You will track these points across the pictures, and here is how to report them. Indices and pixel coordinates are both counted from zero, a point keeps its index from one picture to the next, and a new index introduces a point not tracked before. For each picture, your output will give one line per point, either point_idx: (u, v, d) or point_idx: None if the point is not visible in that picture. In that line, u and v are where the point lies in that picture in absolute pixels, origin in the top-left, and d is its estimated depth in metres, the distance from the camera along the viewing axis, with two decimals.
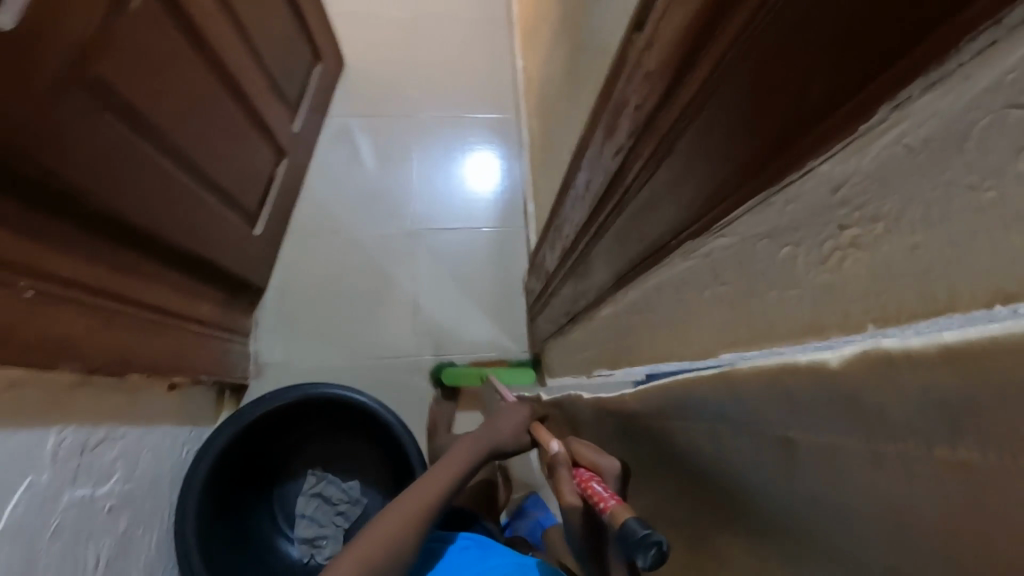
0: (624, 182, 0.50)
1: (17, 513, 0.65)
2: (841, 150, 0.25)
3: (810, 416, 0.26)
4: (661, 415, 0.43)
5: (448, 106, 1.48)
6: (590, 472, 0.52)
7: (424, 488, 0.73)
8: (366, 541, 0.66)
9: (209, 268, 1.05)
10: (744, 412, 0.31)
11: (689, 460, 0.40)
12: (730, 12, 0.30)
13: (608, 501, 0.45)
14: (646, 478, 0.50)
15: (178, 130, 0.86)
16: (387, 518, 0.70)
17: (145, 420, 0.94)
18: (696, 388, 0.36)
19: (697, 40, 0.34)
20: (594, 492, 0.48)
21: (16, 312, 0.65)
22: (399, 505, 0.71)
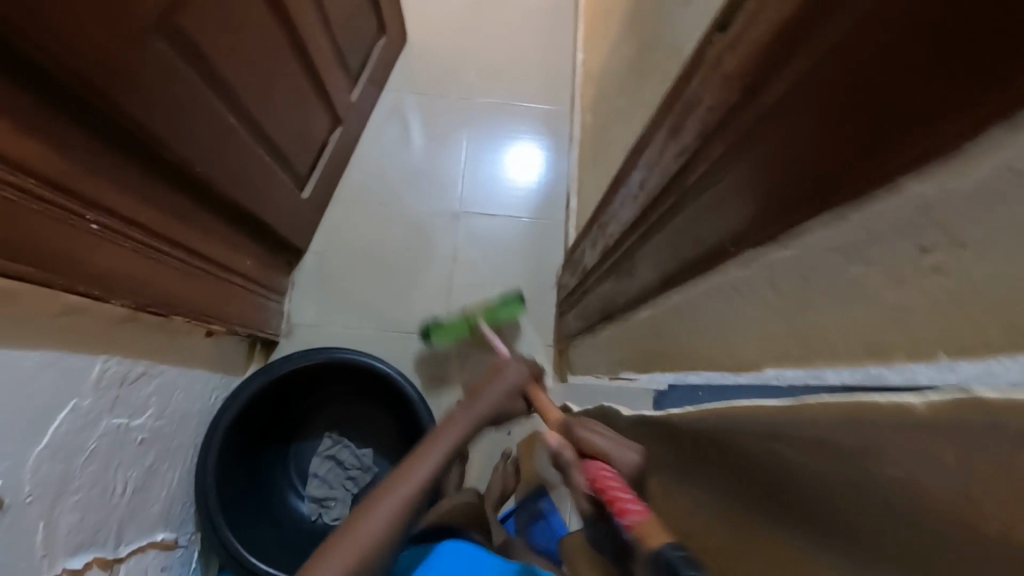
0: (685, 184, 0.49)
1: (58, 433, 0.69)
2: (932, 171, 0.24)
3: (886, 440, 0.25)
4: (717, 428, 0.43)
5: (503, 93, 1.49)
6: (601, 465, 0.56)
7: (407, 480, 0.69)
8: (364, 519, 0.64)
9: (256, 224, 1.08)
10: (806, 424, 0.31)
11: (743, 468, 0.40)
12: (831, 19, 0.29)
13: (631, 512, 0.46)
14: (686, 477, 0.50)
15: (246, 88, 0.89)
16: (371, 513, 0.65)
17: (182, 362, 0.98)
18: (764, 409, 0.36)
19: (789, 46, 0.33)
20: (615, 497, 0.50)
21: (81, 243, 0.68)
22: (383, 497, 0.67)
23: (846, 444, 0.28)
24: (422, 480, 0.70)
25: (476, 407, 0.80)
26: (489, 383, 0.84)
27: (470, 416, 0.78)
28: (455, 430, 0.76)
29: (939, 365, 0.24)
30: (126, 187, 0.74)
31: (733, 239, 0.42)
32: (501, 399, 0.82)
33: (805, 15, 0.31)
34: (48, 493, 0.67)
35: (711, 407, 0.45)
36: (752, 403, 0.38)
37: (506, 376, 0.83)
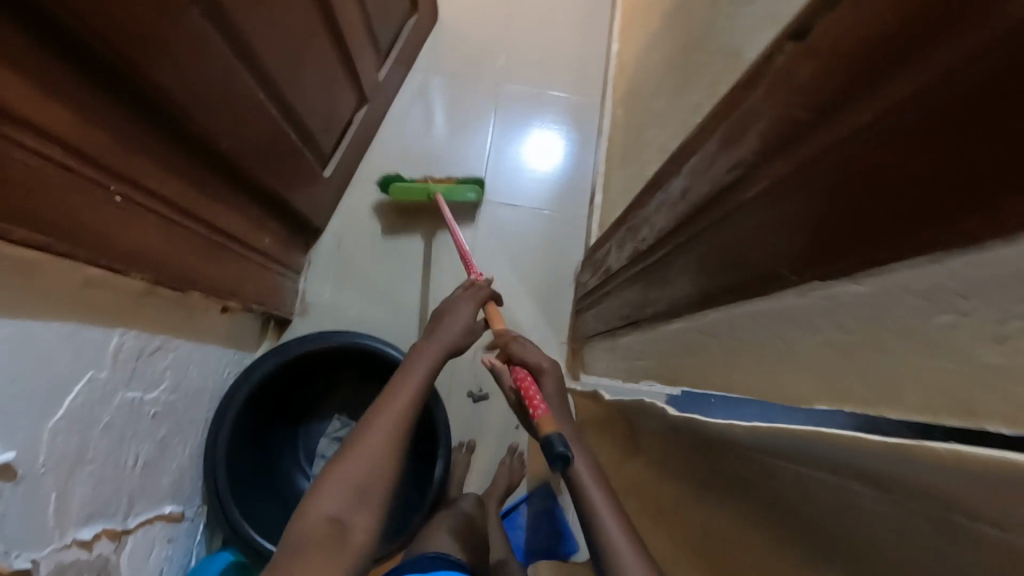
0: (736, 201, 0.47)
1: (75, 406, 0.69)
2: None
3: (1001, 506, 0.24)
4: (765, 452, 0.41)
5: (532, 81, 1.45)
6: (524, 373, 0.73)
7: (392, 405, 0.71)
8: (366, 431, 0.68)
9: (278, 201, 1.06)
10: (891, 470, 0.29)
11: (806, 501, 0.38)
12: (933, 48, 0.26)
13: (538, 407, 0.66)
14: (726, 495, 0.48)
15: (276, 63, 0.86)
16: (364, 440, 0.67)
17: (196, 337, 0.97)
18: (829, 440, 0.33)
19: (874, 70, 0.30)
20: (528, 396, 0.68)
21: (105, 216, 0.66)
22: (372, 425, 0.69)
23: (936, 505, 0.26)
24: (409, 403, 0.71)
25: (445, 327, 0.82)
26: (454, 306, 0.86)
27: (439, 339, 0.80)
28: (431, 353, 0.78)
29: None
30: (152, 160, 0.72)
31: (794, 267, 0.39)
32: (468, 315, 0.85)
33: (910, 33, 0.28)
34: (62, 464, 0.67)
35: (750, 424, 0.43)
36: (812, 428, 0.35)
37: (466, 299, 0.87)
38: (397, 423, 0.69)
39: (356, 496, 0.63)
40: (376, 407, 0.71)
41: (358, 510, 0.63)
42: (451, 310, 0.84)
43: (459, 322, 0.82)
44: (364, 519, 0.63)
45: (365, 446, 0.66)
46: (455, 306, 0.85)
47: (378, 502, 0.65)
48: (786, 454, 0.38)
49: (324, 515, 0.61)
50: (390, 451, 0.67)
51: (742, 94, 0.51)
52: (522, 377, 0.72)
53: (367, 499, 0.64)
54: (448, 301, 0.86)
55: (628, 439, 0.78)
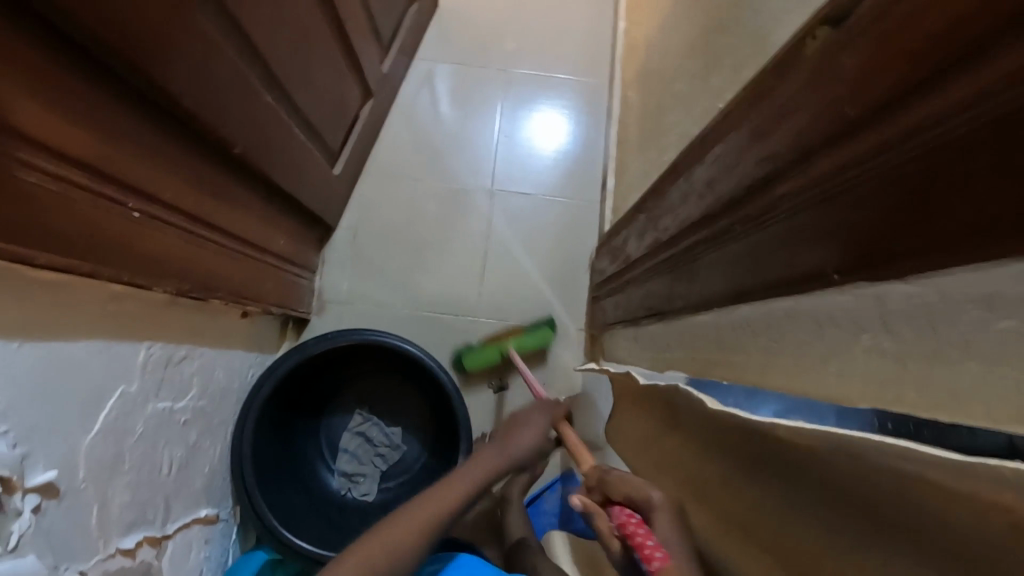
0: (772, 195, 0.46)
1: (109, 418, 0.70)
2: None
3: None
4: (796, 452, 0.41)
5: (539, 65, 1.42)
6: (627, 511, 0.58)
7: (427, 504, 0.74)
8: (372, 544, 0.70)
9: (291, 201, 1.06)
10: (936, 475, 0.29)
11: (840, 496, 0.37)
12: (1004, 45, 0.25)
13: (655, 559, 0.52)
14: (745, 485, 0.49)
15: (282, 62, 0.85)
16: (398, 525, 0.72)
17: (220, 342, 0.97)
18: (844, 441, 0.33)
19: (937, 67, 0.29)
20: (639, 543, 0.54)
21: (126, 231, 0.66)
22: (401, 519, 0.73)
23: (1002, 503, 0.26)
24: (448, 506, 0.74)
25: (510, 446, 0.80)
26: (528, 414, 0.84)
27: (506, 450, 0.80)
28: (481, 462, 0.79)
29: None
30: (166, 170, 0.72)
31: (838, 266, 0.37)
32: (537, 434, 0.82)
33: (991, 21, 0.26)
34: (101, 475, 0.68)
35: (761, 421, 0.43)
36: (822, 432, 0.35)
37: (541, 416, 0.83)
38: (423, 525, 0.72)
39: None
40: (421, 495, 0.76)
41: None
42: (520, 425, 0.83)
43: (529, 433, 0.81)
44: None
45: (387, 537, 0.70)
46: (528, 420, 0.83)
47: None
48: (811, 447, 0.38)
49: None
50: (418, 544, 0.71)
51: (774, 81, 0.49)
52: (627, 518, 0.57)
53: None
54: (521, 411, 0.85)
55: (638, 428, 0.77)
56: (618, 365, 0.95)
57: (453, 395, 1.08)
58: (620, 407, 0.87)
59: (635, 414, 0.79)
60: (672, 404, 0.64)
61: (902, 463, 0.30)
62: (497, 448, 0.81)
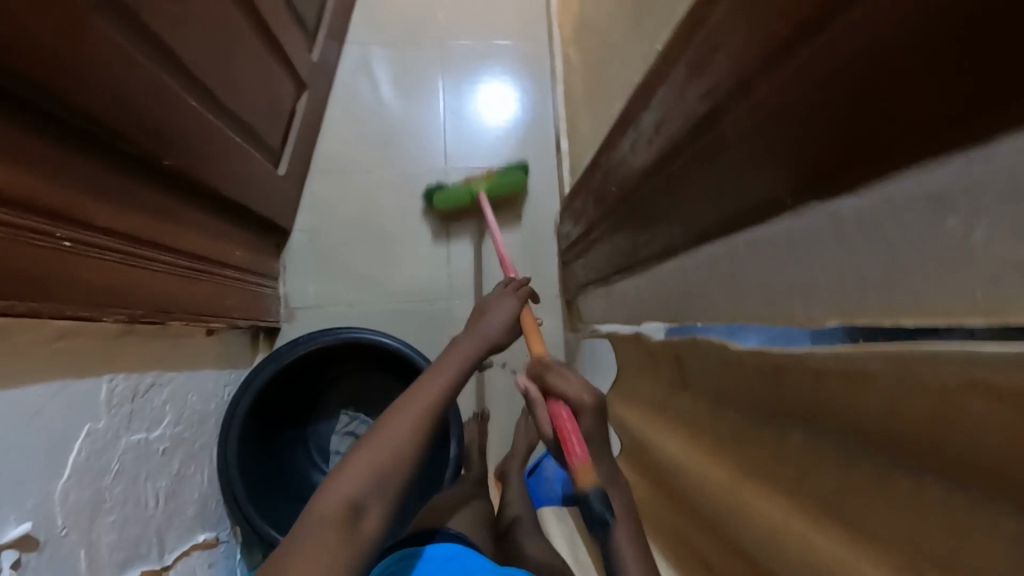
0: (717, 130, 0.46)
1: (80, 460, 0.67)
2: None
3: None
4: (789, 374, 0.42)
5: (474, 33, 1.38)
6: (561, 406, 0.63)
7: (419, 395, 0.63)
8: (372, 448, 0.58)
9: (237, 208, 1.01)
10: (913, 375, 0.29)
11: (823, 414, 0.39)
12: None
13: (576, 457, 0.58)
14: (744, 416, 0.50)
15: (201, 62, 0.80)
16: (390, 428, 0.60)
17: (188, 366, 0.94)
18: (842, 355, 0.36)
19: None
20: (566, 436, 0.60)
21: (60, 264, 0.62)
22: (394, 416, 0.61)
23: (980, 387, 0.26)
24: (439, 395, 0.64)
25: (483, 330, 0.74)
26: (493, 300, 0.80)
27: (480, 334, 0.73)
28: (463, 346, 0.71)
29: None
30: (92, 193, 0.67)
31: (792, 189, 0.38)
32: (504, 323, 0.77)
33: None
34: (82, 519, 0.66)
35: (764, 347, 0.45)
36: (824, 349, 0.37)
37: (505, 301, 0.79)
38: (425, 412, 0.62)
39: (377, 487, 0.56)
40: (406, 394, 0.64)
41: (376, 500, 0.55)
42: (487, 314, 0.76)
43: (500, 316, 0.77)
44: (376, 514, 0.55)
45: (385, 435, 0.58)
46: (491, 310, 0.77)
47: (392, 494, 0.57)
48: (808, 368, 0.39)
49: (340, 501, 0.54)
50: (422, 434, 0.60)
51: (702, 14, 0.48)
52: (559, 412, 0.63)
53: (387, 489, 0.56)
54: (484, 301, 0.79)
55: (637, 381, 0.79)
56: (607, 324, 0.96)
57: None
58: (626, 374, 0.85)
59: (643, 374, 0.77)
60: (683, 360, 0.63)
61: (895, 367, 0.31)
62: (473, 333, 0.74)
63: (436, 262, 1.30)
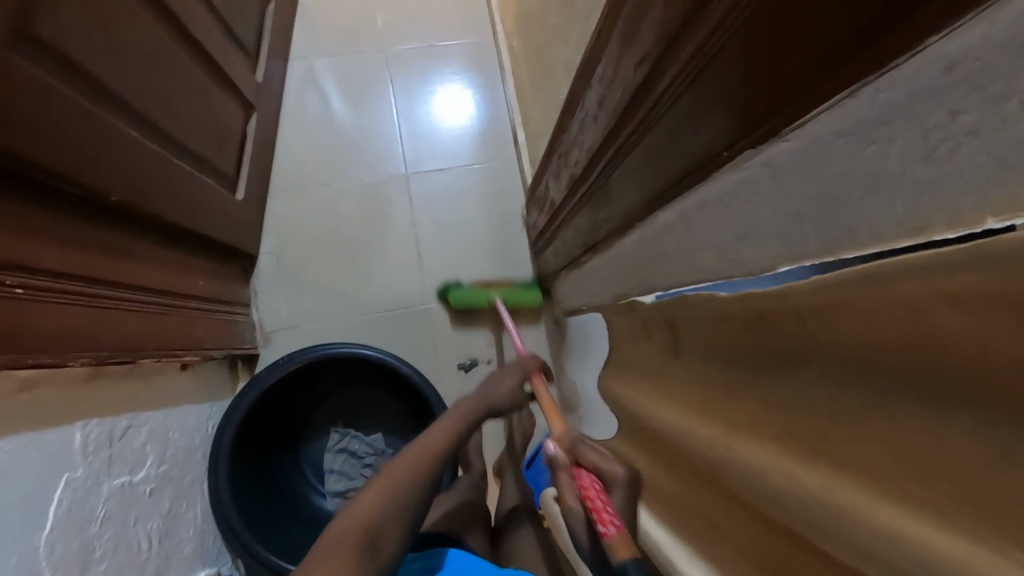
0: (654, 95, 0.47)
1: (61, 511, 0.65)
2: (987, 10, 0.20)
3: None
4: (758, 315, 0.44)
5: (418, 36, 1.37)
6: (590, 476, 0.59)
7: (423, 441, 0.70)
8: (384, 479, 0.63)
9: (195, 238, 0.99)
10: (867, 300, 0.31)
11: (798, 349, 0.40)
12: None
13: (609, 526, 0.50)
14: (728, 361, 0.52)
15: (137, 92, 0.78)
16: (399, 463, 0.65)
17: (166, 402, 0.92)
18: (798, 291, 0.37)
19: None
20: (595, 507, 0.53)
21: (10, 312, 0.60)
22: (403, 455, 0.67)
23: (955, 297, 0.25)
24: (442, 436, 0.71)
25: (485, 391, 0.80)
26: (506, 370, 0.84)
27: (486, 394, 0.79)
28: (468, 403, 0.77)
29: (987, 229, 0.23)
30: (37, 237, 0.65)
31: (729, 140, 0.39)
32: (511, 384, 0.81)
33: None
34: (70, 572, 0.64)
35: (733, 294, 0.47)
36: (781, 288, 0.39)
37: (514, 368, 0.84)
38: (430, 453, 0.68)
39: (390, 510, 0.59)
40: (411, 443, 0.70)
41: (389, 522, 0.59)
42: (496, 378, 0.82)
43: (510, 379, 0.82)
44: (392, 536, 0.58)
45: (397, 469, 0.64)
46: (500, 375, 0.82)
47: (404, 520, 0.60)
48: (788, 308, 0.39)
49: (359, 522, 0.57)
50: (428, 472, 0.66)
51: None
52: (586, 482, 0.58)
53: (399, 514, 0.60)
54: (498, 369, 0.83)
55: (630, 354, 0.80)
56: (586, 305, 0.97)
57: (422, 383, 1.07)
58: (617, 351, 0.86)
59: (634, 349, 0.78)
60: (671, 323, 0.65)
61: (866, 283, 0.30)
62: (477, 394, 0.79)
63: (411, 267, 1.30)
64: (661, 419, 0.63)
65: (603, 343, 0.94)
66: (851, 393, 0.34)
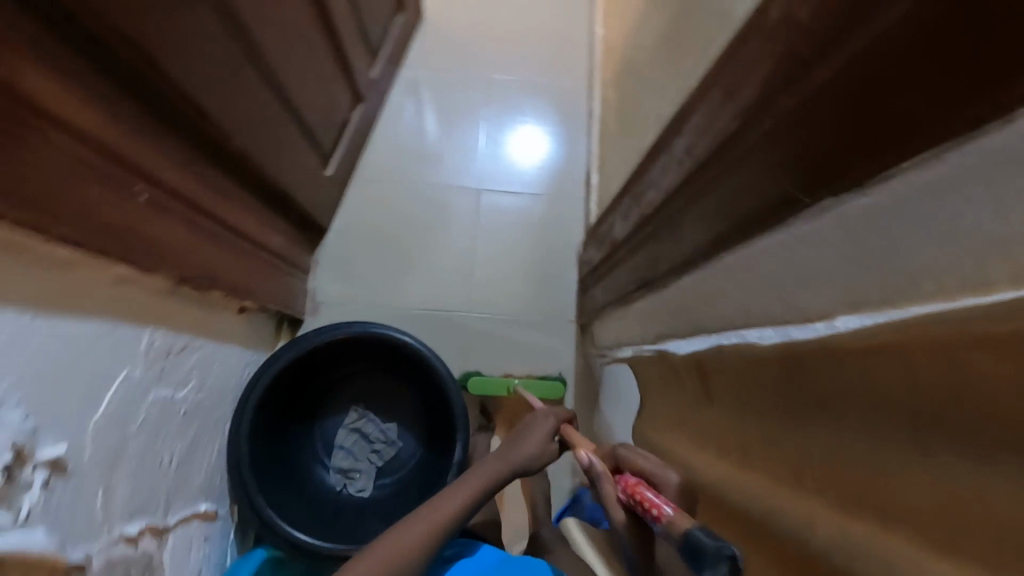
0: (740, 146, 0.51)
1: (114, 401, 0.71)
2: None
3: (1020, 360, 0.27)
4: (794, 359, 0.47)
5: (518, 69, 1.48)
6: (633, 478, 0.56)
7: (433, 510, 0.74)
8: (388, 547, 0.70)
9: (285, 199, 1.08)
10: (927, 347, 0.33)
11: (839, 399, 0.42)
12: None
13: (664, 510, 0.49)
14: (762, 408, 0.54)
15: (279, 61, 0.89)
16: (403, 533, 0.72)
17: (218, 337, 0.98)
18: (849, 336, 0.40)
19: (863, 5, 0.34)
20: (644, 497, 0.52)
21: (131, 215, 0.68)
22: (411, 526, 0.72)
23: (980, 338, 0.29)
24: (445, 519, 0.73)
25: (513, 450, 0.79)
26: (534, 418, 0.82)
27: (512, 452, 0.79)
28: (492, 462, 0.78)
29: None
30: (169, 159, 0.74)
31: (804, 190, 0.42)
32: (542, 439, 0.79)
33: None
34: (104, 461, 0.69)
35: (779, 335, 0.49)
36: (834, 334, 0.41)
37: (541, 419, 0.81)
38: (437, 529, 0.72)
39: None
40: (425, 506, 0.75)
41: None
42: (527, 432, 0.80)
43: (535, 437, 0.79)
44: None
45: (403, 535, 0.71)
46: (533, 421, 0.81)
47: None
48: (823, 358, 0.43)
49: None
50: (426, 551, 0.71)
51: (740, 44, 0.54)
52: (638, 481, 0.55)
53: None
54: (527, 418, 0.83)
55: (666, 388, 0.83)
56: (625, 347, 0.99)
57: (448, 386, 1.10)
58: (653, 393, 0.89)
59: (668, 393, 0.82)
60: (704, 369, 0.67)
61: (907, 332, 0.34)
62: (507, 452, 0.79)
63: (463, 276, 1.36)
64: (697, 468, 0.64)
65: (636, 395, 1.00)
66: (897, 434, 0.36)
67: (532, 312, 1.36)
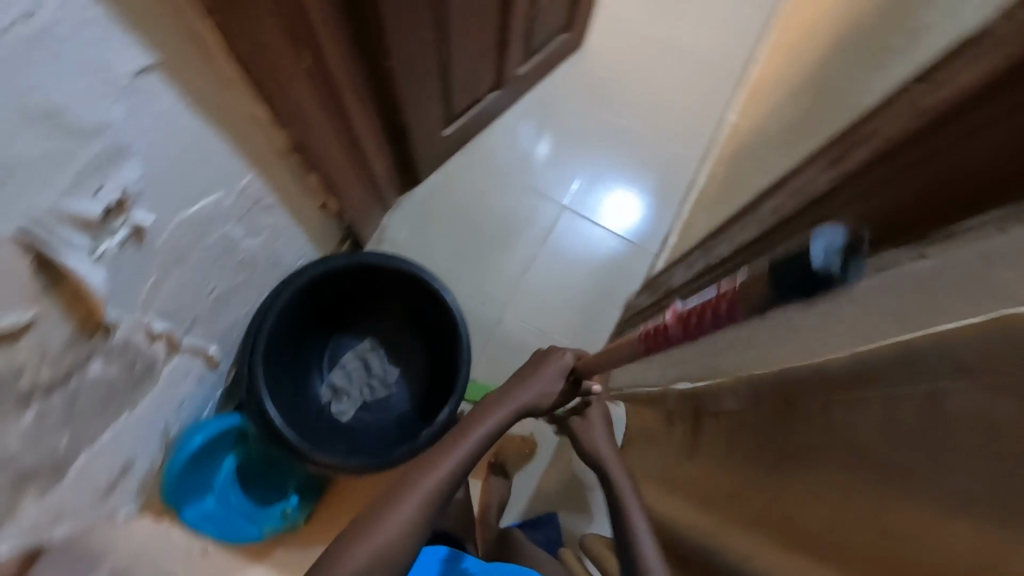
0: (826, 205, 0.54)
1: (201, 212, 0.80)
2: None
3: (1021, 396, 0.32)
4: (813, 394, 0.52)
5: (645, 119, 1.56)
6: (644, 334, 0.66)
7: (426, 473, 0.76)
8: (381, 535, 0.72)
9: (401, 134, 1.19)
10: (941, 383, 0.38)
11: (853, 436, 0.46)
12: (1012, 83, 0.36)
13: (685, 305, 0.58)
14: (768, 441, 0.59)
15: (453, 14, 1.00)
16: (389, 521, 0.73)
17: (295, 219, 1.07)
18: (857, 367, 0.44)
19: (967, 100, 0.39)
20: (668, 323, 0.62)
21: (293, 76, 0.78)
22: (402, 499, 0.75)
23: (961, 365, 0.36)
24: (439, 485, 0.76)
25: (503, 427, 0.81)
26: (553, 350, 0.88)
27: (506, 402, 0.81)
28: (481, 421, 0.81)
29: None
30: (340, 51, 0.84)
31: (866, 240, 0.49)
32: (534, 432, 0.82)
33: None
34: (169, 254, 0.78)
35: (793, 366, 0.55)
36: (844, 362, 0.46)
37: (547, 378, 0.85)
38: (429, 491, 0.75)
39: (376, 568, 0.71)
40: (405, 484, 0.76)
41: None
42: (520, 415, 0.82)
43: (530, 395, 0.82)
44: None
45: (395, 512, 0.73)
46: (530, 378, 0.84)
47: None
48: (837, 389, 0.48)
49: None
50: (414, 524, 0.74)
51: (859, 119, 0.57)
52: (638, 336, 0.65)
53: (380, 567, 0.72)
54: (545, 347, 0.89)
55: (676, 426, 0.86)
56: (638, 382, 1.03)
57: (464, 356, 1.13)
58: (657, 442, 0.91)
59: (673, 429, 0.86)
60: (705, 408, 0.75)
61: (901, 354, 0.40)
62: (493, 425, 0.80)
63: (517, 272, 1.43)
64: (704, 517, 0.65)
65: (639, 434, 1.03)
66: (903, 468, 0.40)
67: (565, 333, 1.41)
